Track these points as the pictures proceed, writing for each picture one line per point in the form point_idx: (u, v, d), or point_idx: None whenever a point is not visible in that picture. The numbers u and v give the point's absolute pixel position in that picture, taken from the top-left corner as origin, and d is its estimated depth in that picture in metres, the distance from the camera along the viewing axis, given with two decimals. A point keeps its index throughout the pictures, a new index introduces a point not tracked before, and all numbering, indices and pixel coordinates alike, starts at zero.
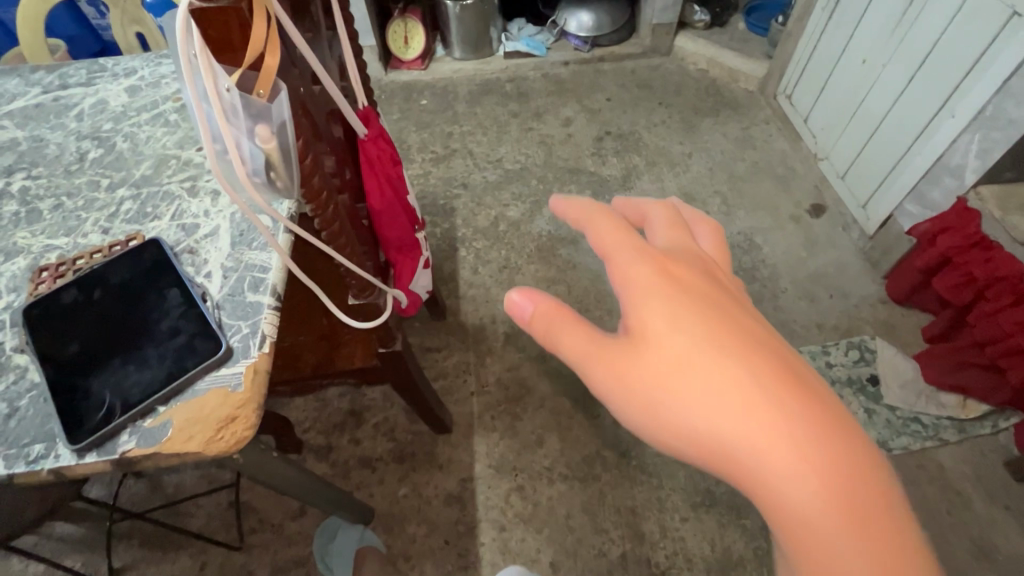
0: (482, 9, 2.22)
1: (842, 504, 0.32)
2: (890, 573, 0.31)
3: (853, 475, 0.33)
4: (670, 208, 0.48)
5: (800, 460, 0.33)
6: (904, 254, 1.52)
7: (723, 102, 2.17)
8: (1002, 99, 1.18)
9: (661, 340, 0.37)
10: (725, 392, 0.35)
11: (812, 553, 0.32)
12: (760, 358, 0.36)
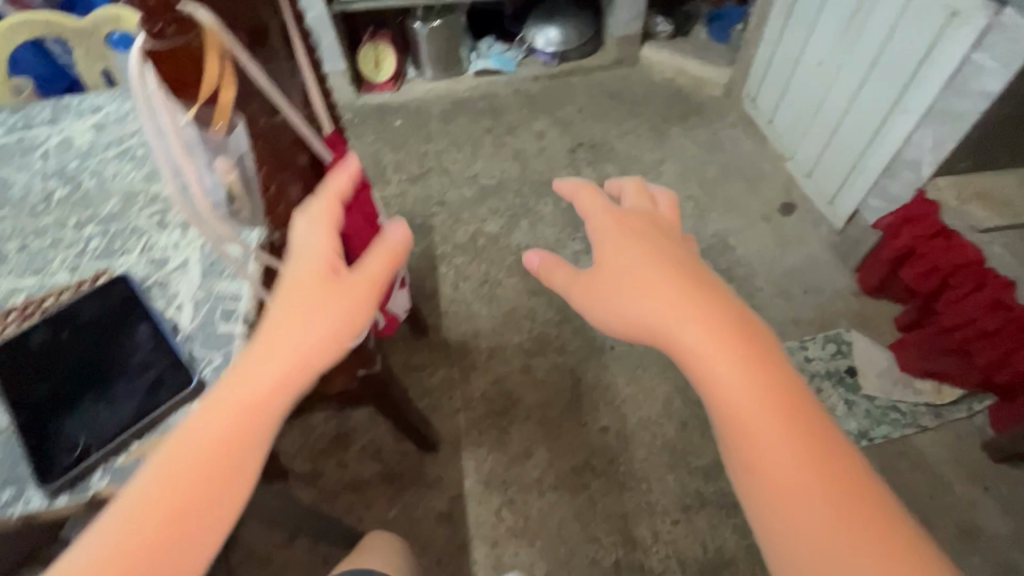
0: (451, 29, 2.26)
1: (713, 336, 0.52)
2: (729, 362, 0.50)
3: (709, 315, 0.53)
4: (641, 187, 0.73)
5: (678, 306, 0.55)
6: (871, 247, 1.56)
7: (691, 108, 2.22)
8: (949, 94, 1.23)
9: (610, 263, 0.61)
10: (632, 273, 0.59)
11: (683, 355, 0.53)
12: (664, 260, 0.60)
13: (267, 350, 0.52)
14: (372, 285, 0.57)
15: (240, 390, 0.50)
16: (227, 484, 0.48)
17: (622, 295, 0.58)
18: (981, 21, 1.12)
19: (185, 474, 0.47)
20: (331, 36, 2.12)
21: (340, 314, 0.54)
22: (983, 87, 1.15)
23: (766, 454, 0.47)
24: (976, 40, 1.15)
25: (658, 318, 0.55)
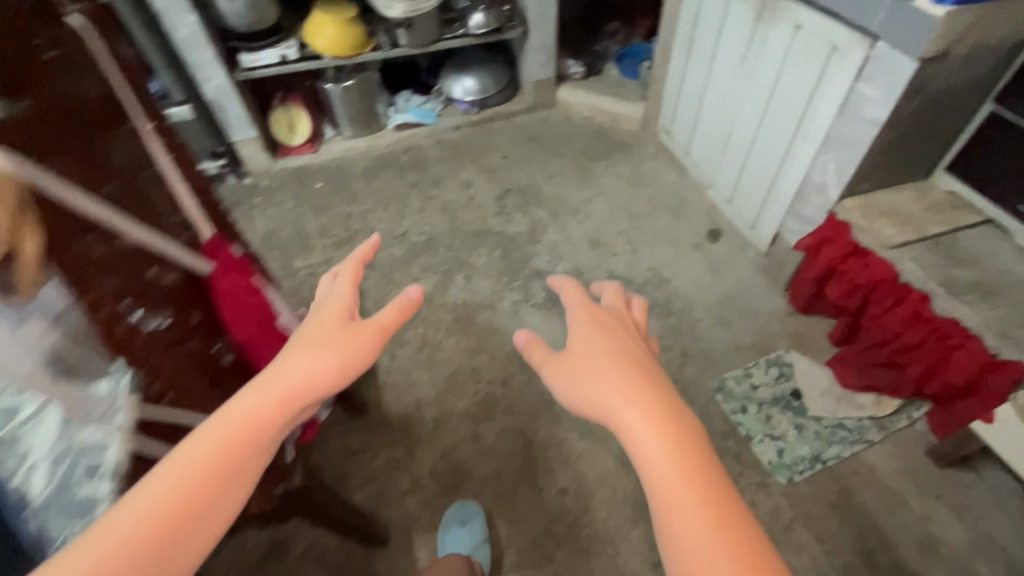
0: (365, 87, 2.21)
1: (656, 424, 0.57)
2: (671, 445, 0.56)
3: (653, 401, 0.59)
4: (619, 289, 0.77)
5: (630, 395, 0.59)
6: (796, 268, 1.60)
7: (612, 144, 2.27)
8: (842, 122, 1.29)
9: (575, 349, 0.66)
10: (596, 365, 0.63)
11: (629, 438, 0.57)
12: (622, 354, 0.64)
13: (274, 373, 0.55)
14: (380, 333, 0.61)
15: (248, 400, 0.52)
16: (223, 493, 0.48)
17: (584, 378, 0.63)
18: (859, 55, 1.19)
19: (183, 475, 0.48)
20: (238, 104, 2.03)
21: (347, 352, 0.57)
22: (870, 114, 1.21)
23: (690, 536, 0.52)
24: (857, 72, 1.21)
25: (612, 401, 0.60)
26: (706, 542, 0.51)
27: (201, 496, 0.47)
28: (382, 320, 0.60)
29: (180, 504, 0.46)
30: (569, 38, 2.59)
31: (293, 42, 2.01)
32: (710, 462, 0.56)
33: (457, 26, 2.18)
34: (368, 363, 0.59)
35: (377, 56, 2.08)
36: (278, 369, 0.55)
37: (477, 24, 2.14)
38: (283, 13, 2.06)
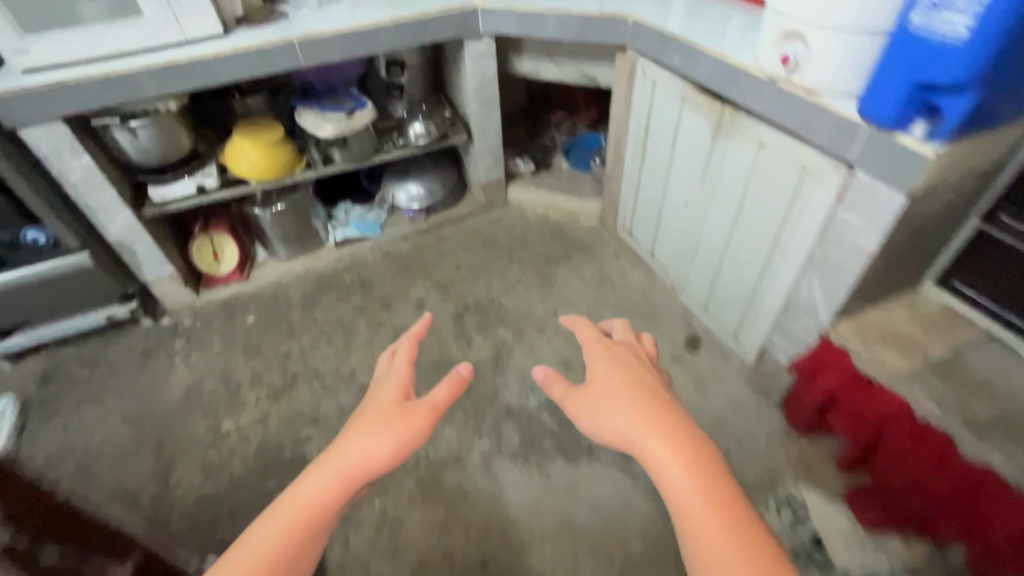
0: (298, 207, 2.03)
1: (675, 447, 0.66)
2: (688, 461, 0.65)
3: (670, 424, 0.69)
4: (627, 327, 0.91)
5: (648, 418, 0.69)
6: (789, 386, 1.46)
7: (571, 244, 2.15)
8: (825, 246, 1.19)
9: (600, 382, 0.75)
10: (616, 393, 0.73)
11: (650, 457, 0.67)
12: (639, 383, 0.75)
13: (345, 450, 0.70)
14: (432, 410, 0.73)
15: (323, 476, 0.67)
16: (305, 547, 0.64)
17: (609, 405, 0.72)
18: (838, 180, 1.10)
19: (273, 534, 0.64)
20: (149, 242, 1.77)
21: (400, 433, 0.71)
22: (859, 242, 1.11)
23: (711, 541, 0.60)
24: (837, 197, 1.11)
25: (632, 426, 0.69)
26: (723, 545, 0.59)
27: (288, 550, 0.63)
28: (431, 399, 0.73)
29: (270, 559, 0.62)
30: (514, 132, 2.51)
31: (213, 168, 1.81)
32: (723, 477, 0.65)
33: (395, 136, 2.07)
34: (422, 436, 0.72)
35: (309, 176, 1.93)
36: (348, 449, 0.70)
37: (416, 133, 2.03)
38: (197, 136, 1.86)
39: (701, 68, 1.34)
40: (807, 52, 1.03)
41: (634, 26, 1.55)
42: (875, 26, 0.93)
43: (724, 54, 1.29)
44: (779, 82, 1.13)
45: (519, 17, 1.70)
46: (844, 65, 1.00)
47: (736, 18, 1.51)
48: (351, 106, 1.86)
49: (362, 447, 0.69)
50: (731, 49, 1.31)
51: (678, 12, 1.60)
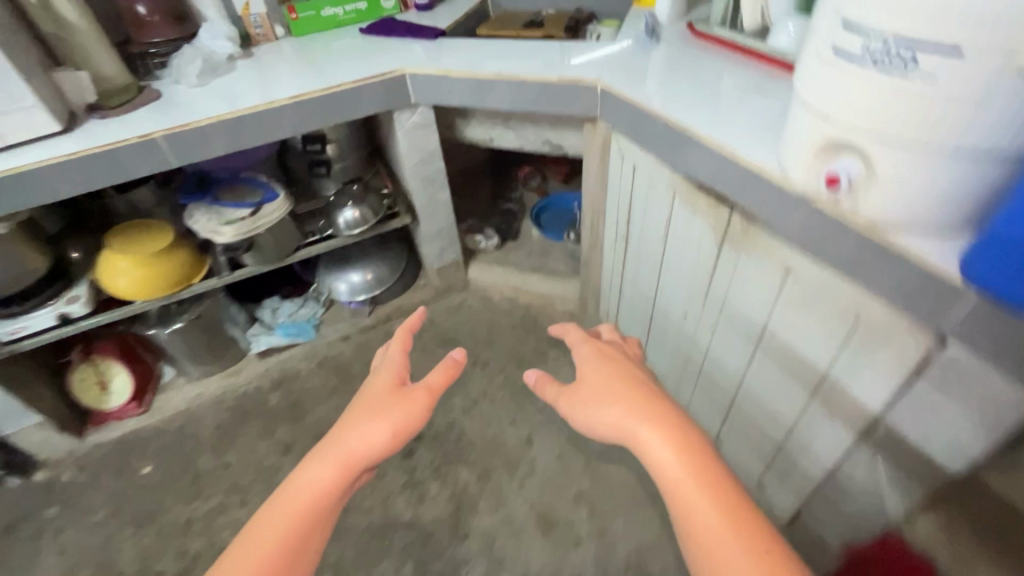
0: (207, 318, 1.64)
1: (670, 440, 0.70)
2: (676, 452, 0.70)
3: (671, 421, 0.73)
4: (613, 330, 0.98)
5: (640, 410, 0.75)
6: (837, 565, 1.11)
7: (546, 339, 1.79)
8: (894, 424, 0.84)
9: (590, 376, 0.81)
10: (615, 393, 0.78)
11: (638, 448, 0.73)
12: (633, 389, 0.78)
13: (342, 438, 0.70)
14: (427, 395, 0.70)
15: (316, 471, 0.68)
16: (307, 539, 0.65)
17: (603, 398, 0.78)
18: (917, 349, 0.74)
19: (282, 518, 0.65)
20: (2, 390, 1.40)
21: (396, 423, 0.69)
22: (951, 434, 0.76)
23: (694, 518, 0.67)
24: (914, 367, 0.76)
25: (622, 418, 0.75)
26: (708, 514, 0.66)
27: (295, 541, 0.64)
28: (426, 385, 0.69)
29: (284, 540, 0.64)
30: (475, 195, 2.16)
31: (84, 288, 1.43)
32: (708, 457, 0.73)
33: (321, 223, 1.69)
34: (418, 424, 0.70)
35: (211, 285, 1.54)
36: (343, 438, 0.70)
37: (348, 219, 1.66)
38: (64, 243, 1.47)
39: (695, 160, 0.99)
40: (865, 174, 0.67)
41: (604, 94, 1.20)
42: (987, 151, 0.58)
43: (728, 147, 0.93)
44: (817, 201, 0.77)
45: (457, 87, 1.34)
46: (926, 199, 0.64)
47: (737, 77, 1.14)
48: (259, 198, 1.49)
49: (358, 436, 0.68)
50: (736, 138, 0.95)
51: (661, 68, 1.23)
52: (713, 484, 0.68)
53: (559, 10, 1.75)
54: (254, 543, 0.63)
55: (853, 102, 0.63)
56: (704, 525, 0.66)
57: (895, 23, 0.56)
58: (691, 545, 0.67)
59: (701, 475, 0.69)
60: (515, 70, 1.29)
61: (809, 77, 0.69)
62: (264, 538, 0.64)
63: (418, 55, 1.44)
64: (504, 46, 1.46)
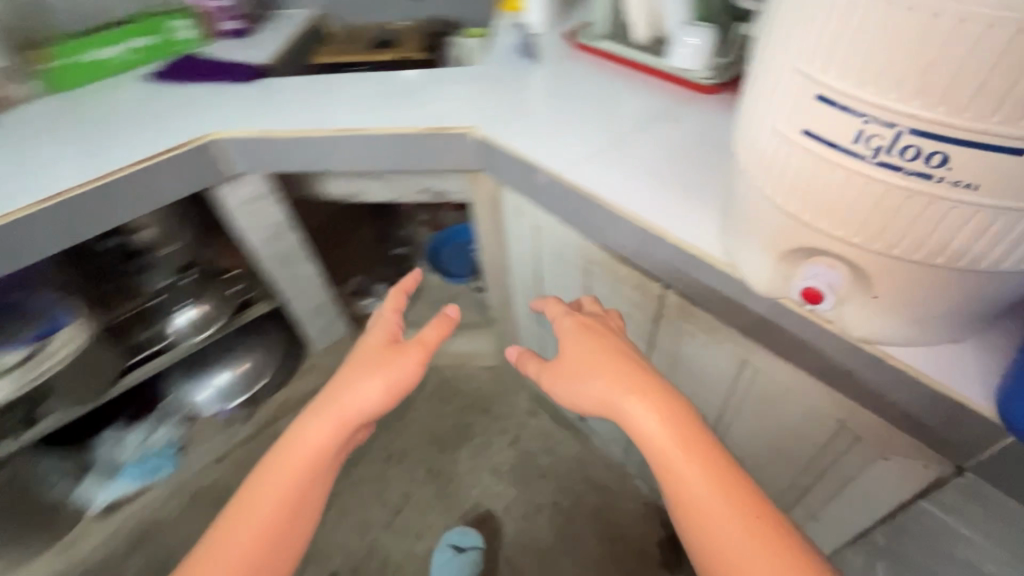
0: (10, 489, 1.24)
1: (657, 410, 0.66)
2: (668, 423, 0.65)
3: (660, 394, 0.67)
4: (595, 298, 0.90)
5: (623, 383, 0.68)
6: None
7: (469, 406, 1.54)
8: (889, 537, 0.70)
9: (571, 353, 0.74)
10: (592, 366, 0.71)
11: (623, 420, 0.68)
12: (621, 359, 0.71)
13: (338, 393, 0.66)
14: (422, 348, 0.69)
15: (314, 428, 0.65)
16: (304, 495, 0.63)
17: (584, 375, 0.71)
18: (923, 473, 0.60)
19: (283, 476, 0.63)
20: None
21: (393, 378, 0.67)
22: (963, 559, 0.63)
23: (689, 489, 0.62)
24: (919, 488, 0.61)
25: (604, 392, 0.69)
26: (701, 484, 0.62)
27: (291, 504, 0.62)
28: (420, 339, 0.68)
29: (287, 500, 0.62)
30: None
31: None
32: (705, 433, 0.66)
33: (144, 331, 1.31)
34: (415, 376, 0.69)
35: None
36: (339, 395, 0.66)
37: (182, 326, 1.32)
38: None
39: (614, 232, 0.78)
40: (856, 285, 0.48)
41: (482, 144, 0.94)
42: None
43: (650, 219, 0.72)
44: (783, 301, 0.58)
45: (294, 151, 1.02)
46: (940, 316, 0.47)
47: (638, 104, 0.93)
48: (37, 330, 1.05)
49: (357, 392, 0.66)
50: (657, 202, 0.74)
51: (545, 99, 0.99)
52: (699, 453, 0.64)
53: (414, 22, 1.45)
54: (254, 503, 0.61)
55: (843, 207, 0.42)
56: (694, 496, 0.62)
57: (920, 110, 0.35)
58: (681, 512, 0.63)
59: (690, 445, 0.64)
60: (364, 121, 1.00)
61: (761, 159, 0.46)
62: (271, 495, 0.62)
63: (231, 107, 1.08)
64: (346, 80, 1.14)
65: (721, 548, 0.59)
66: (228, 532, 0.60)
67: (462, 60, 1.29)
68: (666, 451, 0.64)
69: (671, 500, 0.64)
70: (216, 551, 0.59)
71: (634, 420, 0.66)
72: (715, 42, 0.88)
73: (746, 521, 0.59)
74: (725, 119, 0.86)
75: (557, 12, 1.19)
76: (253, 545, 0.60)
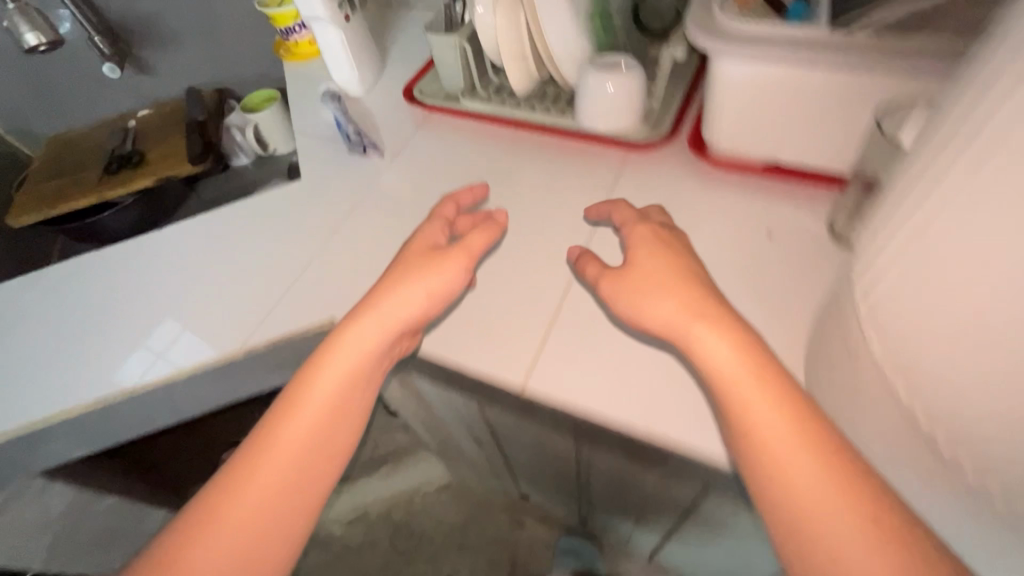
0: None
1: (746, 357, 0.38)
2: (755, 374, 0.37)
3: (750, 340, 0.39)
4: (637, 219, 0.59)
5: (688, 292, 0.42)
6: None
7: (440, 552, 1.23)
8: None
9: (642, 259, 0.45)
10: (650, 277, 0.44)
11: (689, 344, 0.40)
12: (691, 275, 0.44)
13: (390, 290, 0.51)
14: (470, 256, 0.53)
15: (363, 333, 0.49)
16: (344, 419, 0.48)
17: (653, 294, 0.43)
18: None
19: (327, 385, 0.48)
20: None
21: (435, 286, 0.51)
22: None
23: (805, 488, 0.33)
24: None
25: (674, 313, 0.41)
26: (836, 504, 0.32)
27: (328, 429, 0.47)
28: (466, 243, 0.53)
29: (329, 418, 0.47)
30: None
31: None
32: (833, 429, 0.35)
33: None
34: (458, 289, 0.53)
35: None
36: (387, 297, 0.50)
37: None
38: None
39: (629, 444, 0.50)
40: None
41: None
42: None
43: (687, 436, 0.45)
44: None
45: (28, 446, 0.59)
46: None
47: (558, 200, 0.64)
48: None
49: (403, 297, 0.50)
50: (682, 392, 0.47)
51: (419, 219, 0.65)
52: (792, 404, 0.36)
53: (160, 109, 0.96)
54: (304, 408, 0.47)
55: None
56: (781, 476, 0.34)
57: None
58: (746, 471, 0.36)
59: (775, 385, 0.37)
60: (178, 333, 0.62)
61: None
62: (310, 396, 0.48)
63: None
64: (109, 257, 0.71)
65: (821, 552, 0.31)
66: (265, 441, 0.46)
67: (258, 155, 0.87)
68: (751, 398, 0.36)
69: (747, 471, 0.36)
70: (257, 455, 0.46)
71: (695, 352, 0.40)
72: (642, 81, 0.60)
73: (865, 522, 0.31)
74: (689, 195, 0.60)
75: (377, 62, 0.82)
76: (291, 456, 0.46)
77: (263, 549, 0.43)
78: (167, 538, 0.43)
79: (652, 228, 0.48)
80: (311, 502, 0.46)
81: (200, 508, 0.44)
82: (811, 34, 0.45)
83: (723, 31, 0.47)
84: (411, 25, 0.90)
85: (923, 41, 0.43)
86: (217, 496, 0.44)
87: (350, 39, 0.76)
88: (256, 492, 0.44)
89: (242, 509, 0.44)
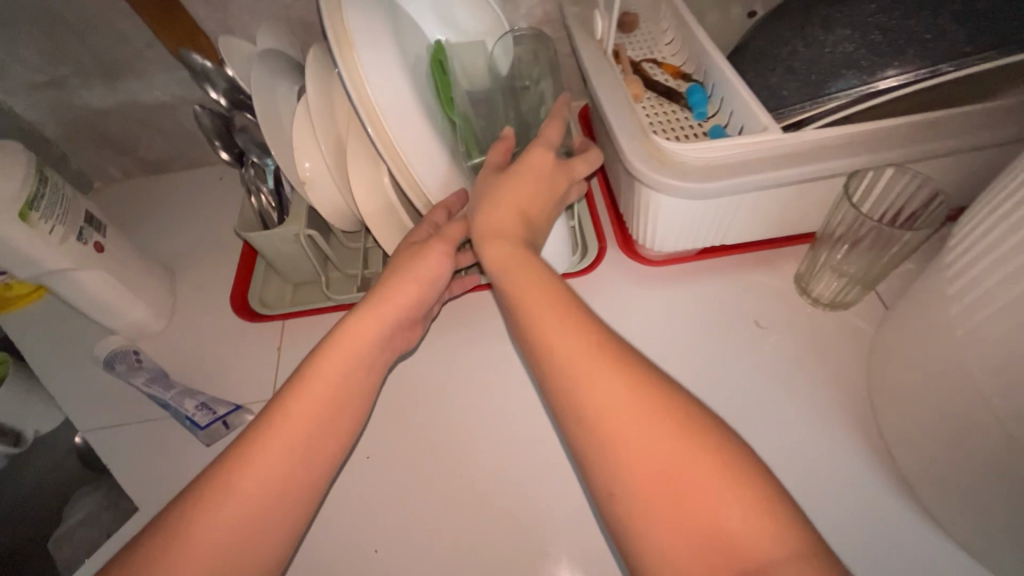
0: None
1: (539, 283, 0.35)
2: (528, 281, 0.36)
3: (540, 266, 0.36)
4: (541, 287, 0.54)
5: (510, 209, 0.40)
6: None
7: None
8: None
9: (520, 180, 0.40)
10: (498, 195, 0.40)
11: (491, 238, 0.38)
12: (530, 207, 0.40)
13: (395, 269, 0.41)
14: (454, 236, 0.42)
15: (359, 330, 0.38)
16: (335, 426, 0.36)
17: (493, 206, 0.40)
18: None
19: (331, 368, 0.37)
20: None
21: (423, 271, 0.40)
22: None
23: (586, 381, 0.31)
24: None
25: (501, 218, 0.39)
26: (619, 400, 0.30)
27: (313, 451, 0.35)
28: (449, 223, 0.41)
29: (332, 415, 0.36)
30: None
31: None
32: (641, 365, 0.32)
33: None
34: (445, 277, 0.42)
35: None
36: (389, 278, 0.40)
37: None
38: None
39: None
40: None
41: None
42: None
43: None
44: None
45: None
46: None
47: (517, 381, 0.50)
48: None
49: (409, 273, 0.40)
50: None
51: (350, 494, 0.46)
52: (612, 338, 0.33)
53: None
54: (299, 400, 0.35)
55: None
56: (565, 360, 0.32)
57: None
58: (543, 370, 0.33)
59: (552, 288, 0.35)
60: None
61: None
62: (313, 381, 0.36)
63: None
64: None
65: (609, 440, 0.29)
66: (263, 425, 0.34)
67: (10, 458, 0.51)
68: (533, 299, 0.35)
69: (541, 373, 0.33)
70: (252, 441, 0.33)
71: (497, 266, 0.37)
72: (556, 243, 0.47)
73: (666, 427, 0.29)
74: (651, 315, 0.52)
75: (166, 280, 0.58)
76: (292, 447, 0.34)
77: (246, 557, 0.31)
78: (156, 526, 0.31)
79: (521, 178, 0.40)
80: (298, 519, 0.34)
81: (202, 488, 0.32)
82: (786, 145, 0.38)
83: (690, 167, 0.38)
84: (184, 205, 0.67)
85: (908, 122, 0.37)
86: (197, 505, 0.31)
87: (119, 268, 0.51)
88: (254, 474, 0.32)
89: (216, 532, 0.31)
